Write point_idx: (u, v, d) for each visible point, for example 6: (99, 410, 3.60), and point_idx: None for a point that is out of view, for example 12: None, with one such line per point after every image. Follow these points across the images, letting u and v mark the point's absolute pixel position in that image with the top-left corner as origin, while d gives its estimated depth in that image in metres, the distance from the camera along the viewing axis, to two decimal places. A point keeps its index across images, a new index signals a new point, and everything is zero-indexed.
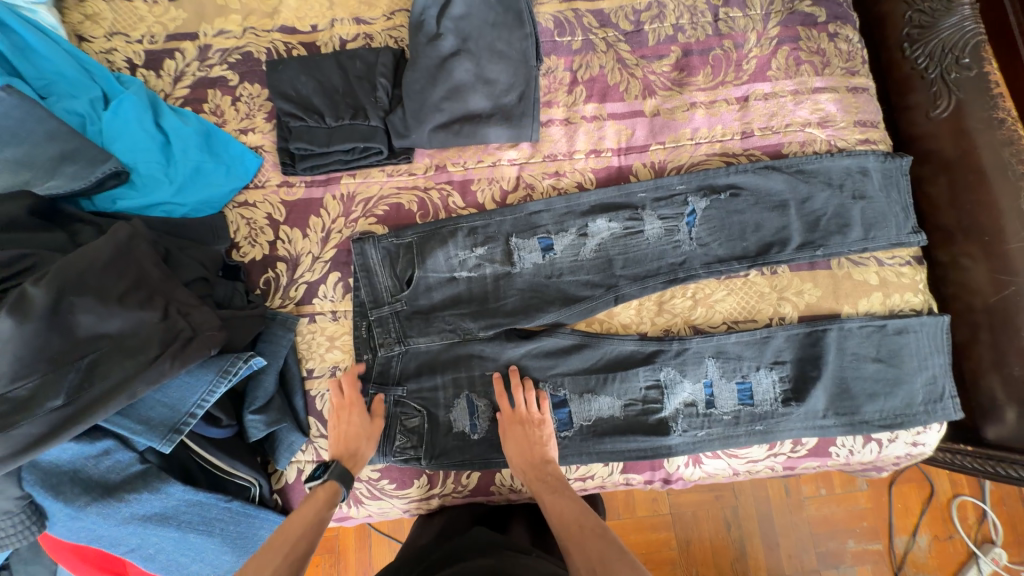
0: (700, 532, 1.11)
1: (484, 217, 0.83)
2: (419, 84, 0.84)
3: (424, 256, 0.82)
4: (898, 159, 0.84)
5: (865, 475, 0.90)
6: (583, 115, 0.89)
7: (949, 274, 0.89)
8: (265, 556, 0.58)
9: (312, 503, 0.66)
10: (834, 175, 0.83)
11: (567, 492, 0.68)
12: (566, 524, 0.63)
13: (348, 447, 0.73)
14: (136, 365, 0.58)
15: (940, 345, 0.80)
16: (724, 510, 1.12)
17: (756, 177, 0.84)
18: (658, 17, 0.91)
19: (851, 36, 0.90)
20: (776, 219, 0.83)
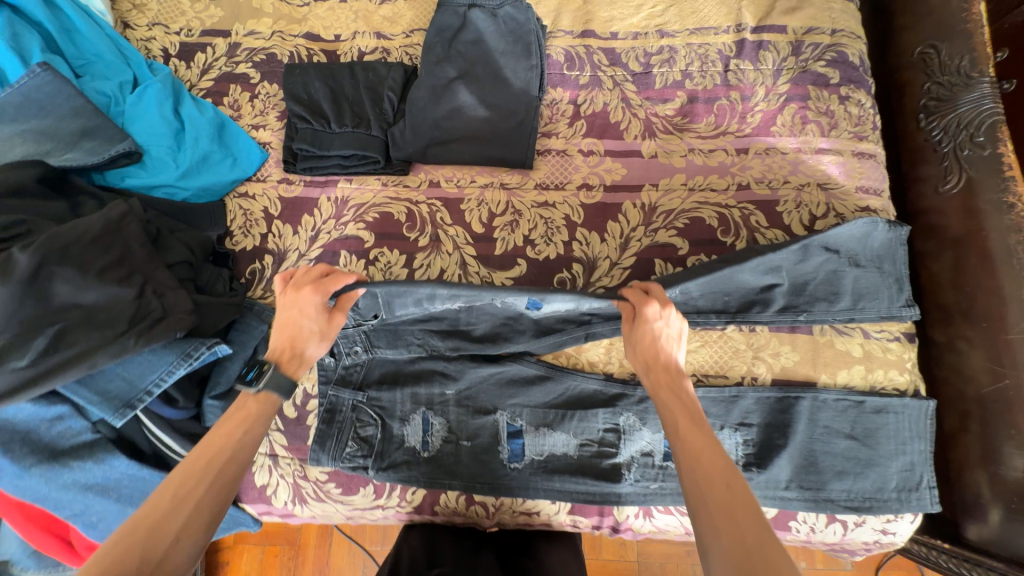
0: None
1: (472, 292, 0.67)
2: (422, 101, 0.87)
3: (393, 305, 0.73)
4: (900, 230, 0.80)
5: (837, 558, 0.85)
6: (580, 148, 0.90)
7: (944, 356, 0.85)
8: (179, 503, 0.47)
9: (239, 416, 0.56)
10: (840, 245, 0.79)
11: (705, 424, 0.53)
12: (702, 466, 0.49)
13: (293, 344, 0.63)
14: (101, 337, 0.60)
15: (923, 431, 0.75)
16: (693, 568, 1.14)
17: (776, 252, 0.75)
18: (667, 62, 0.92)
19: (864, 100, 0.88)
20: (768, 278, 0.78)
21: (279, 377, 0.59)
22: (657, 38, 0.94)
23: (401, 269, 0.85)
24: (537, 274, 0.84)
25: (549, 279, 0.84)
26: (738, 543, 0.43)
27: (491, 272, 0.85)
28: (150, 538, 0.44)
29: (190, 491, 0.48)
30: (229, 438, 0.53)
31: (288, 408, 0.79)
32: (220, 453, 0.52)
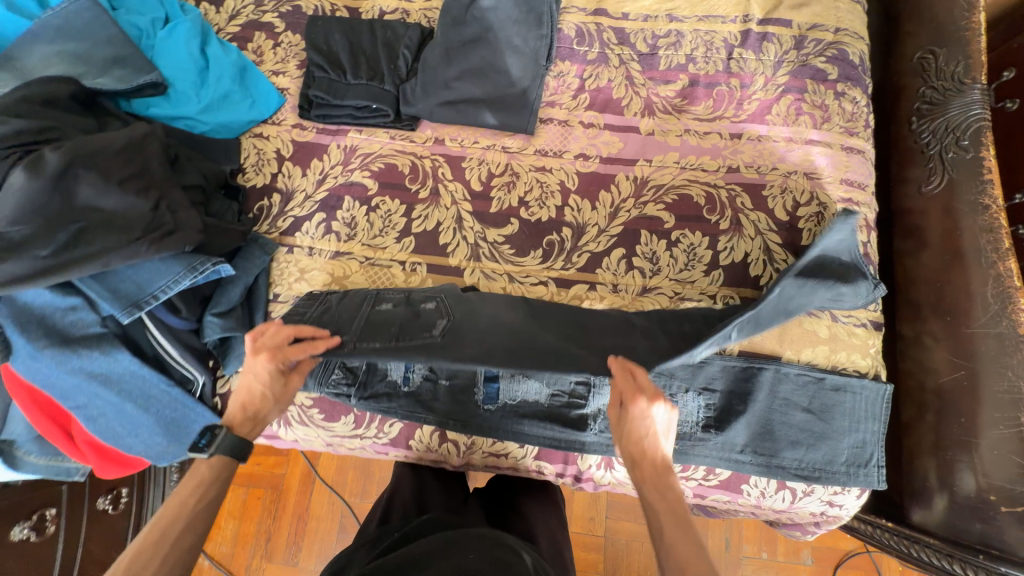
0: (630, 562, 1.19)
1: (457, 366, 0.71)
2: (435, 61, 0.91)
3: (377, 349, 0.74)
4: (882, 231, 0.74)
5: (786, 526, 0.90)
6: (581, 120, 0.93)
7: (909, 349, 0.88)
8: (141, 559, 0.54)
9: (196, 480, 0.63)
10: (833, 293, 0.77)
11: (691, 531, 0.55)
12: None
13: (248, 412, 0.68)
14: (117, 240, 0.65)
15: (878, 413, 0.79)
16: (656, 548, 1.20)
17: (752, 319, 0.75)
18: (674, 45, 0.96)
19: (858, 98, 0.92)
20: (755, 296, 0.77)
21: (232, 440, 0.65)
22: (666, 21, 0.97)
23: (400, 218, 0.90)
24: (528, 235, 0.88)
25: (539, 240, 0.88)
26: None
27: (485, 229, 0.89)
28: None
29: (149, 557, 0.54)
30: (186, 500, 0.60)
31: None
32: (177, 521, 0.58)
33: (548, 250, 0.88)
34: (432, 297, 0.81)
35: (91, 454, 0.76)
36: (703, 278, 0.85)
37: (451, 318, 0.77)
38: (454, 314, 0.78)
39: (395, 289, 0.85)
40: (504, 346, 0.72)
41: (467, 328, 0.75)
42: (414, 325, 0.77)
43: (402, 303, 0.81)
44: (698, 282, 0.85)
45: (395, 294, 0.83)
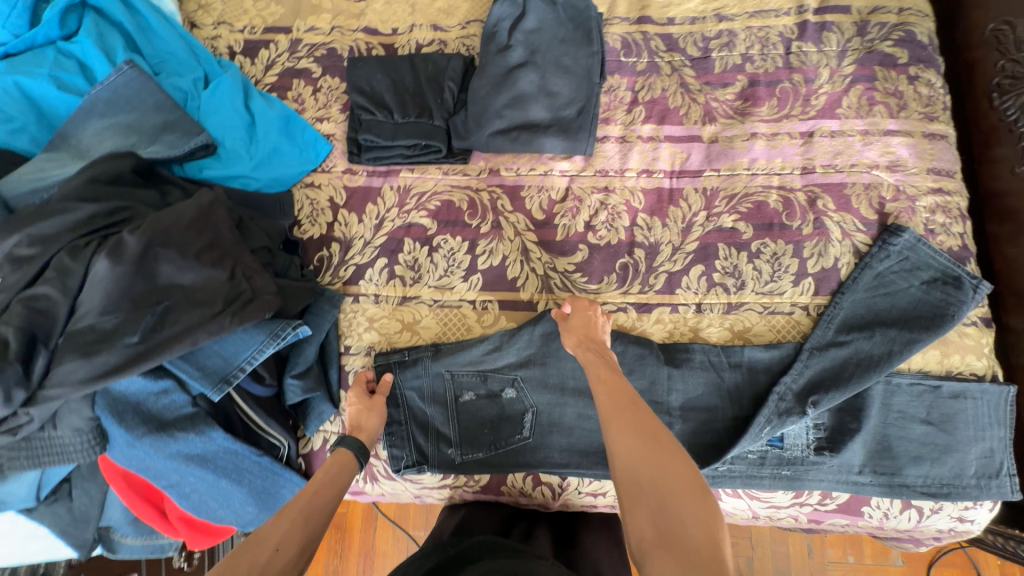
0: None
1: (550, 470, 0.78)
2: (484, 90, 0.89)
3: (471, 447, 0.79)
4: (940, 257, 0.77)
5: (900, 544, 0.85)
6: (639, 134, 0.90)
7: (1022, 343, 0.83)
8: (278, 521, 0.56)
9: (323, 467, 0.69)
10: (917, 331, 0.75)
11: (618, 368, 0.66)
12: (609, 402, 0.59)
13: (353, 422, 0.76)
14: (201, 315, 0.64)
15: (1002, 418, 0.74)
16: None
17: (840, 375, 0.74)
18: (727, 46, 0.92)
19: (933, 81, 0.87)
20: (839, 347, 0.76)
21: (354, 442, 0.73)
22: (715, 22, 0.93)
23: (464, 255, 0.87)
24: (600, 260, 0.85)
25: (612, 265, 0.85)
26: (644, 441, 0.53)
27: (554, 259, 0.86)
28: (258, 543, 0.52)
29: (284, 517, 0.57)
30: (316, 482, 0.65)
31: None
32: (307, 495, 0.62)
33: (623, 275, 0.84)
34: (514, 382, 0.80)
35: (184, 529, 0.75)
36: (792, 289, 0.81)
37: (536, 410, 0.79)
38: (539, 409, 0.79)
39: (467, 368, 0.81)
40: (594, 451, 0.78)
41: (555, 422, 0.79)
42: (504, 424, 0.79)
43: (482, 389, 0.80)
44: (787, 293, 0.81)
45: (473, 378, 0.80)
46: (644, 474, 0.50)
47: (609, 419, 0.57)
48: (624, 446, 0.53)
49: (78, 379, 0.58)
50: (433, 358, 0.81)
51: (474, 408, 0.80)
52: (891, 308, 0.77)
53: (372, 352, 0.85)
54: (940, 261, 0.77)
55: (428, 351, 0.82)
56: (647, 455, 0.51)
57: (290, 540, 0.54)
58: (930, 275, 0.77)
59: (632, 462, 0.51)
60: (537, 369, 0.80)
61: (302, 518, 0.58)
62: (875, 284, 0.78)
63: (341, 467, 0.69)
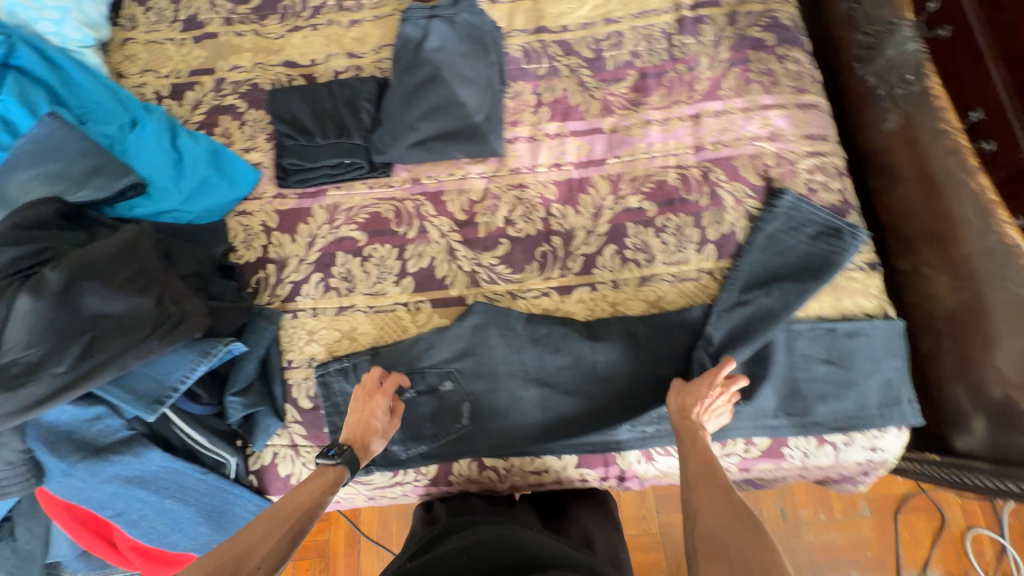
0: None
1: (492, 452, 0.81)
2: (397, 107, 0.95)
3: (416, 440, 0.82)
4: (820, 212, 0.86)
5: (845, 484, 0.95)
6: (546, 132, 0.97)
7: (911, 283, 0.91)
8: (268, 535, 0.59)
9: (317, 482, 0.67)
10: (808, 280, 0.82)
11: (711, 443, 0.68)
12: (697, 472, 0.63)
13: (361, 435, 0.73)
14: (130, 341, 0.67)
15: (895, 349, 0.81)
16: None
17: (749, 330, 0.80)
18: (616, 46, 1.01)
19: (800, 58, 0.97)
20: (747, 306, 0.82)
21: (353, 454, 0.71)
22: (604, 25, 1.03)
23: (395, 261, 0.92)
24: (521, 251, 0.91)
25: (532, 254, 0.91)
26: (734, 521, 0.55)
27: (478, 255, 0.91)
28: (242, 558, 0.55)
29: (271, 534, 0.59)
30: (310, 496, 0.65)
31: (303, 400, 0.85)
32: (298, 508, 0.63)
33: (542, 262, 0.90)
34: (450, 373, 0.84)
35: (137, 559, 0.76)
36: (697, 256, 0.87)
37: (474, 397, 0.83)
38: (477, 396, 0.83)
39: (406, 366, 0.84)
40: (534, 430, 0.81)
41: (492, 406, 0.83)
42: (445, 415, 0.83)
43: (422, 385, 0.84)
44: (693, 261, 0.87)
45: (412, 376, 0.84)
46: (726, 542, 0.54)
47: (695, 489, 0.61)
48: (710, 515, 0.57)
49: (8, 411, 0.61)
50: (372, 362, 0.85)
51: (416, 404, 0.83)
52: (784, 264, 0.85)
53: (313, 363, 0.87)
54: (820, 216, 0.86)
55: (366, 355, 0.86)
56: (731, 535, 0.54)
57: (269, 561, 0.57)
58: (815, 230, 0.85)
59: (716, 532, 0.55)
60: (470, 358, 0.85)
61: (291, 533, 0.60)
62: (768, 244, 0.86)
63: (333, 486, 0.67)
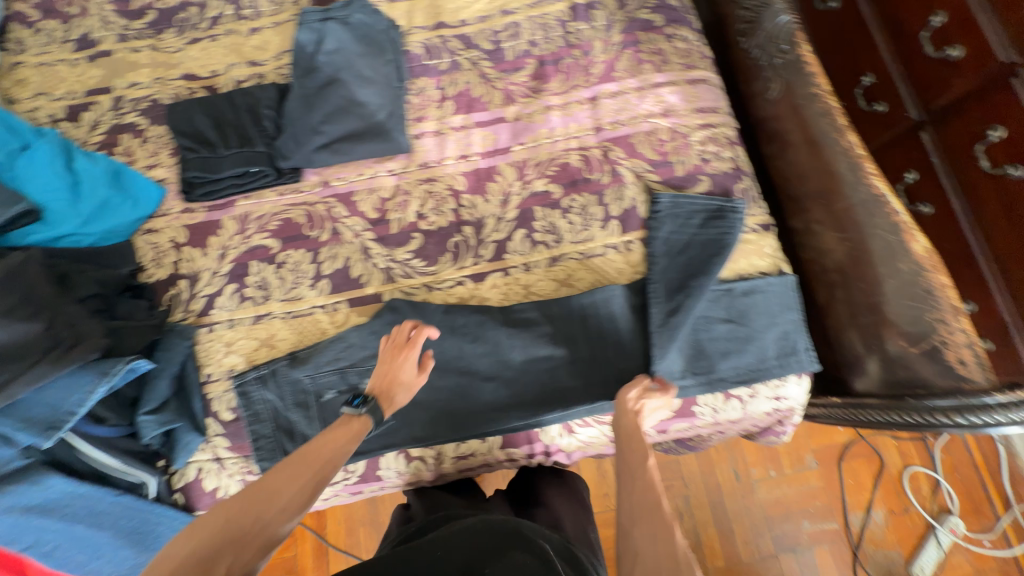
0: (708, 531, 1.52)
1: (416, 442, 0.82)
2: (299, 111, 0.95)
3: None
4: (703, 202, 0.90)
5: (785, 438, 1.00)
6: (451, 126, 0.99)
7: (806, 240, 0.96)
8: (295, 476, 0.58)
9: (344, 431, 0.66)
10: (712, 268, 0.84)
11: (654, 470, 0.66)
12: (640, 503, 0.61)
13: (385, 387, 0.72)
14: (20, 367, 0.69)
15: (789, 303, 0.86)
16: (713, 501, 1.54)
17: (676, 329, 0.80)
18: (514, 36, 1.04)
19: (687, 36, 1.02)
20: (675, 312, 0.82)
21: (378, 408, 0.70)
22: (501, 17, 1.05)
23: (309, 265, 0.92)
24: (434, 243, 0.93)
25: (445, 245, 0.92)
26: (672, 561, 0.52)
27: (392, 251, 0.92)
28: (266, 502, 0.54)
29: (296, 478, 0.58)
30: (334, 444, 0.64)
31: (224, 412, 0.85)
32: (323, 453, 0.62)
33: (455, 252, 0.92)
34: (369, 370, 0.84)
35: None
36: (602, 233, 0.90)
37: None
38: None
39: (325, 368, 0.84)
40: (456, 417, 0.83)
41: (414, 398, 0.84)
42: None
43: (343, 385, 0.84)
44: (598, 238, 0.90)
45: (331, 377, 0.84)
46: None
47: (636, 524, 0.58)
48: (650, 558, 0.54)
49: None
50: (290, 366, 0.84)
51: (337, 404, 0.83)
52: (690, 259, 0.87)
53: (232, 375, 0.87)
54: (703, 206, 0.90)
55: (283, 359, 0.85)
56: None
57: (295, 504, 0.56)
58: (703, 219, 0.89)
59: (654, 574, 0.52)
60: None
61: (315, 477, 0.59)
62: (669, 248, 0.87)
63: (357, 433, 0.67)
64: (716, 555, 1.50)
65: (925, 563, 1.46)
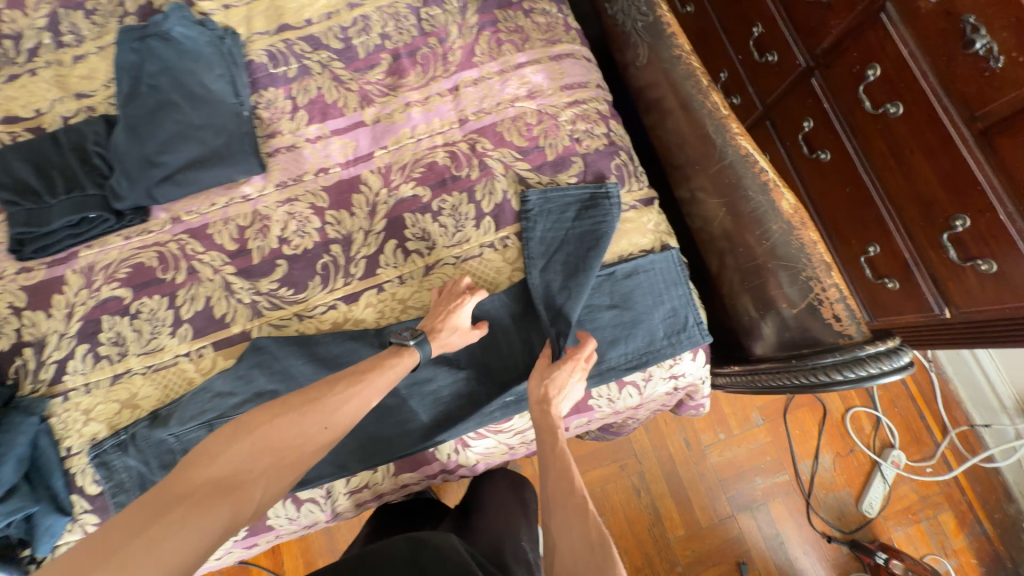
0: (666, 505, 1.46)
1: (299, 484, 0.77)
2: (128, 143, 0.86)
3: None
4: (568, 191, 0.85)
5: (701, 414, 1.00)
6: (306, 138, 0.91)
7: (692, 209, 0.92)
8: (335, 394, 0.67)
9: (394, 364, 0.71)
10: (590, 259, 0.80)
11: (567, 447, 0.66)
12: (556, 487, 0.61)
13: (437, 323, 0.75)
14: None
15: (675, 278, 0.83)
16: (667, 471, 1.49)
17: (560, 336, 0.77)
18: (364, 30, 0.96)
19: (547, 10, 0.96)
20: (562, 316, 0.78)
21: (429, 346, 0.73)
22: (348, 11, 0.97)
23: (167, 311, 0.85)
24: (300, 269, 0.86)
25: (312, 269, 0.86)
26: (589, 548, 0.54)
27: (256, 283, 0.85)
28: (305, 419, 0.64)
29: (335, 399, 0.66)
30: (377, 369, 0.70)
31: (90, 485, 0.78)
32: (360, 376, 0.69)
33: (324, 275, 0.85)
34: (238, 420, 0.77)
35: None
36: (476, 232, 0.85)
37: None
38: None
39: (190, 423, 0.77)
40: (342, 452, 0.78)
41: None
42: None
43: None
44: (473, 238, 0.85)
45: (197, 432, 0.77)
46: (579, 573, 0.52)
47: (554, 514, 0.59)
48: (568, 545, 0.56)
49: None
50: (152, 427, 0.77)
51: None
52: (569, 258, 0.82)
53: (94, 444, 0.80)
54: (570, 196, 0.85)
55: (145, 420, 0.78)
56: (584, 565, 0.53)
57: (330, 426, 0.65)
58: (574, 210, 0.84)
59: (571, 561, 0.54)
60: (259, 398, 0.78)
61: (353, 398, 0.67)
62: (545, 249, 0.83)
63: (404, 361, 0.72)
64: (677, 524, 1.44)
65: (873, 498, 1.45)
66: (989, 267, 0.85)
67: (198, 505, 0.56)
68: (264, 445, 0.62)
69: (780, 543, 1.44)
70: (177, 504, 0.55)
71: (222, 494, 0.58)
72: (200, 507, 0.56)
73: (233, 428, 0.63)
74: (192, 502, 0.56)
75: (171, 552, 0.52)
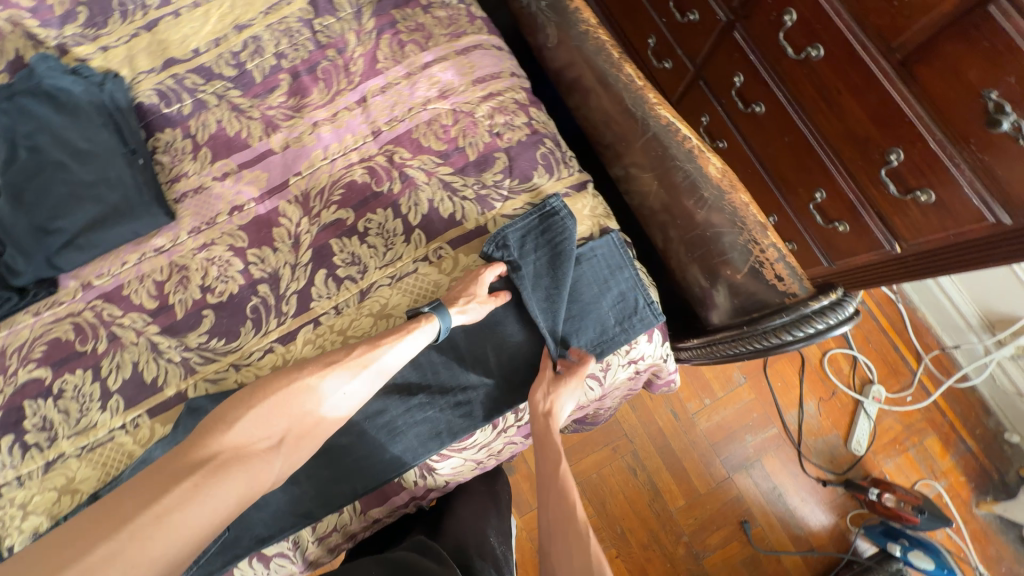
0: (664, 480, 1.45)
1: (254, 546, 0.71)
2: (14, 213, 0.79)
3: None
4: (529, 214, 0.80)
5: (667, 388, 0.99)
6: (213, 177, 0.86)
7: (629, 186, 0.88)
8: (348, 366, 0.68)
9: (415, 334, 0.71)
10: (560, 284, 0.77)
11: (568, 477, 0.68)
12: (556, 516, 0.65)
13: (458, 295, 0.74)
14: None
15: (620, 262, 0.81)
16: (659, 445, 1.48)
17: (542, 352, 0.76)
18: (257, 52, 0.90)
19: (446, 5, 0.92)
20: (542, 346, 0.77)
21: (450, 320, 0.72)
22: (237, 35, 0.92)
23: (93, 385, 0.79)
24: (228, 316, 0.81)
25: (242, 314, 0.81)
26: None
27: (185, 338, 0.80)
28: (319, 391, 0.66)
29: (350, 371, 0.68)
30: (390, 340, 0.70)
31: None
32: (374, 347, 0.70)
33: (256, 319, 0.80)
34: None
35: None
36: (407, 248, 0.81)
37: None
38: None
39: None
40: (302, 502, 0.74)
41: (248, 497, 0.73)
42: None
43: None
44: (405, 255, 0.81)
45: None
46: None
47: (554, 541, 0.63)
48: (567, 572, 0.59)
49: None
50: None
51: None
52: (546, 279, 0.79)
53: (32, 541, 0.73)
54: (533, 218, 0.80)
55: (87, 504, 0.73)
56: None
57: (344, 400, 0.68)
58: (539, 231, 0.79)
59: None
60: None
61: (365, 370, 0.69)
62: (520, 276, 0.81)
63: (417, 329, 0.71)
64: (676, 495, 1.44)
65: (860, 436, 1.47)
66: (928, 197, 0.85)
67: (211, 471, 0.57)
68: (275, 417, 0.64)
69: (779, 495, 1.44)
70: (193, 473, 0.56)
71: (233, 464, 0.59)
72: (211, 477, 0.56)
73: (247, 392, 0.64)
74: (202, 469, 0.57)
75: (181, 524, 0.53)
